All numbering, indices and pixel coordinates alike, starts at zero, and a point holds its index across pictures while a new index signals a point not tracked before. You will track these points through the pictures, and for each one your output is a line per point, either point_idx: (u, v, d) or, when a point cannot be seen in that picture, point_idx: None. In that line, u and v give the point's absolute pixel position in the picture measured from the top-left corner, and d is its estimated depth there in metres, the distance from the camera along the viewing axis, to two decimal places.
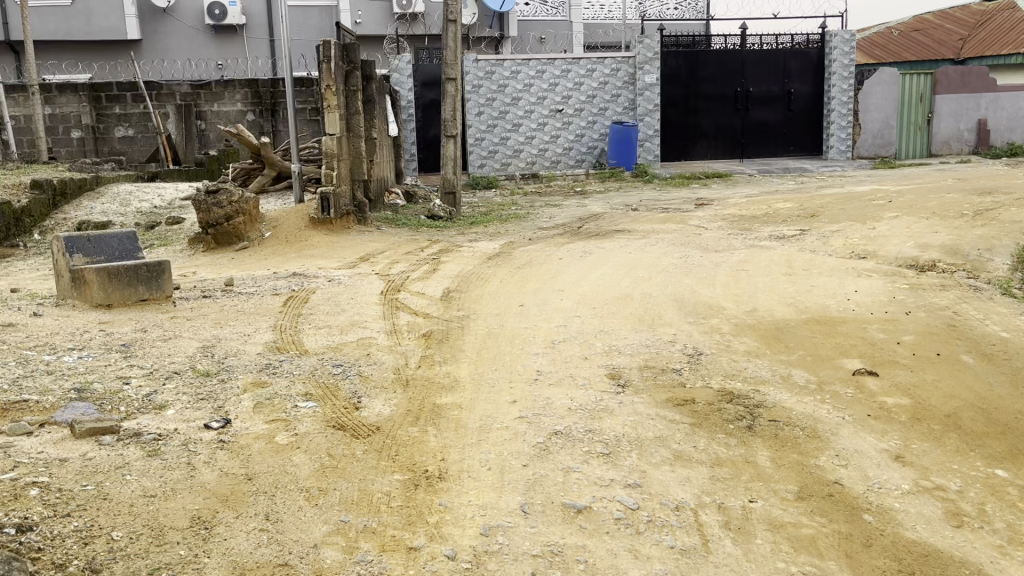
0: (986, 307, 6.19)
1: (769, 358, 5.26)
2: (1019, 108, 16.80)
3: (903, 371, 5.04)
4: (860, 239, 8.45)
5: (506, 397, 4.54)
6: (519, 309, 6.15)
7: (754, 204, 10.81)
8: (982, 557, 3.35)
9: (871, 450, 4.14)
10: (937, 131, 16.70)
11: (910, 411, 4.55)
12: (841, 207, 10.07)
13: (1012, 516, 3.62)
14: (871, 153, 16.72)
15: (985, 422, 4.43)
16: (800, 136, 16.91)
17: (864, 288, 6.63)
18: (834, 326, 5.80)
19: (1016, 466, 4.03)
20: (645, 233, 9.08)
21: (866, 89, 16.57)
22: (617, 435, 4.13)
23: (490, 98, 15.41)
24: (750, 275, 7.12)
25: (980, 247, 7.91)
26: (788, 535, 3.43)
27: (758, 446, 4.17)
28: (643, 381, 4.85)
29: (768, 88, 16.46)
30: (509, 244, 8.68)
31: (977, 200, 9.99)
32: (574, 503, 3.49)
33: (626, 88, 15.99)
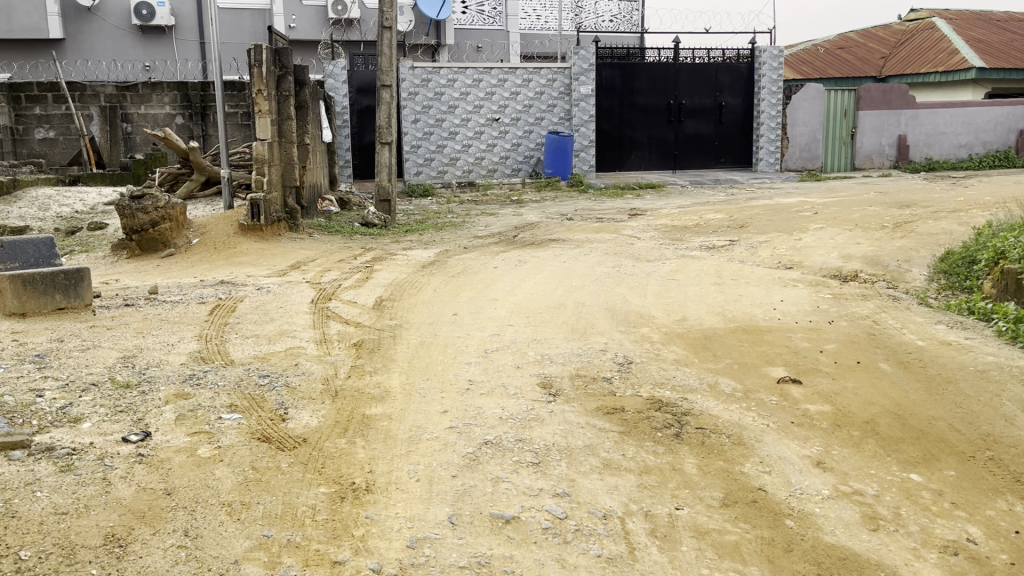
0: (904, 317, 6.42)
1: (697, 366, 5.35)
2: (935, 125, 17.55)
3: (825, 379, 5.18)
4: (786, 250, 8.69)
5: (436, 407, 4.51)
6: (452, 318, 6.13)
7: (685, 215, 11.03)
8: (897, 559, 3.45)
9: (794, 457, 4.25)
10: (860, 146, 17.29)
11: (831, 418, 4.68)
12: (769, 218, 10.35)
13: (926, 519, 3.74)
14: (798, 166, 17.21)
15: (901, 428, 4.58)
16: (731, 148, 17.28)
17: (789, 298, 6.81)
18: (761, 335, 5.94)
19: (930, 470, 4.17)
20: (579, 243, 9.17)
21: (794, 105, 17.00)
22: (548, 444, 4.15)
23: (426, 105, 15.37)
24: (681, 284, 7.25)
25: (899, 258, 8.21)
26: (713, 542, 3.49)
27: (684, 453, 4.23)
28: (574, 390, 4.88)
29: (700, 101, 16.80)
30: (444, 252, 8.66)
31: (897, 213, 10.37)
32: (502, 514, 3.49)
33: (562, 98, 16.10)
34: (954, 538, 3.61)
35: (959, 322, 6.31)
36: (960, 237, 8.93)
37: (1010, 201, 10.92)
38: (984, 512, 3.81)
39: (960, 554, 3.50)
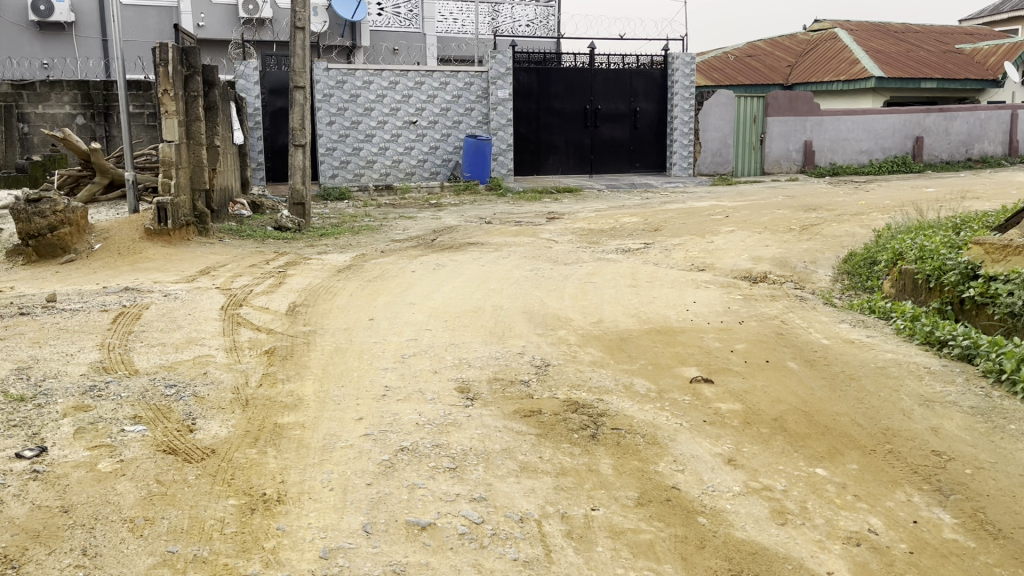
0: (810, 316, 6.65)
1: (613, 368, 5.42)
2: (839, 131, 18.26)
3: (735, 378, 5.32)
4: (698, 252, 8.89)
5: (351, 414, 4.44)
6: (368, 323, 6.05)
7: (602, 218, 11.17)
8: (805, 552, 3.56)
9: (706, 455, 4.34)
10: (769, 151, 17.85)
11: (741, 416, 4.81)
12: (682, 222, 10.57)
13: (830, 512, 3.87)
14: (711, 171, 17.65)
15: (807, 424, 4.73)
16: (646, 153, 17.59)
17: (701, 299, 6.97)
18: (674, 336, 6.06)
19: (835, 464, 4.32)
20: (496, 246, 9.18)
21: (706, 111, 17.41)
22: (464, 448, 4.13)
23: (342, 107, 15.17)
24: (597, 287, 7.34)
25: (806, 260, 8.51)
26: (628, 541, 3.53)
27: (601, 454, 4.27)
28: (492, 393, 4.87)
29: (615, 106, 17.06)
30: (360, 256, 8.55)
31: (803, 216, 10.74)
32: (418, 521, 3.46)
33: (480, 102, 16.12)
34: (857, 529, 3.74)
35: (861, 321, 6.57)
36: (862, 239, 9.31)
37: (908, 205, 11.43)
38: (884, 504, 3.96)
39: (862, 544, 3.63)
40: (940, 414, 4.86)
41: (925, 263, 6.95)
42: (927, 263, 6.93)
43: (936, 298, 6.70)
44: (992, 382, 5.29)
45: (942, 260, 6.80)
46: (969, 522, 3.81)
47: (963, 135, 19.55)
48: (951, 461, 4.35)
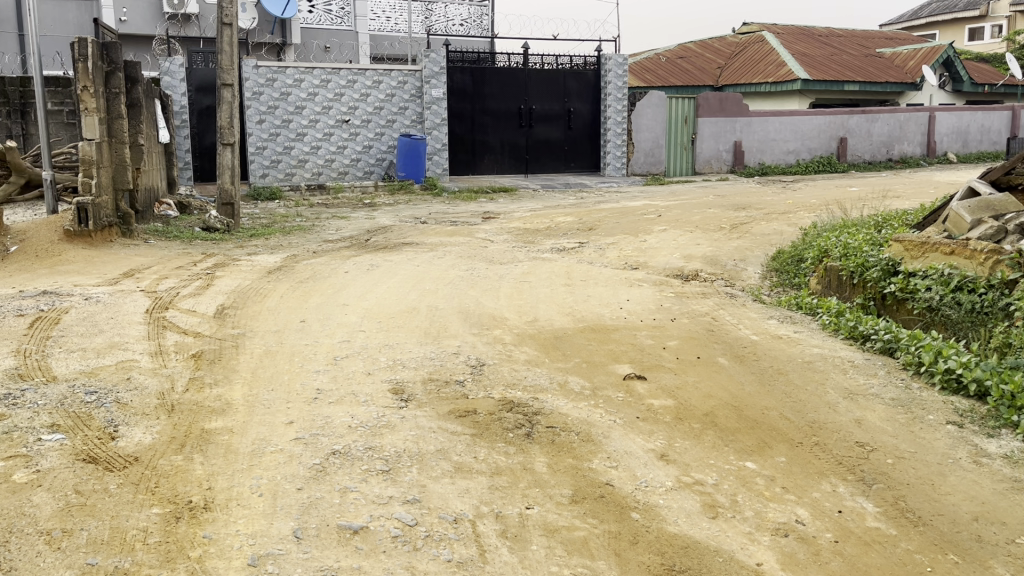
0: (739, 313, 6.78)
1: (548, 366, 5.43)
2: (767, 132, 18.70)
3: (668, 374, 5.39)
4: (632, 251, 8.99)
5: (282, 418, 4.36)
6: (299, 325, 5.96)
7: (537, 218, 11.20)
8: (735, 544, 3.62)
9: (639, 451, 4.39)
10: (700, 151, 18.18)
11: (673, 412, 4.87)
12: (616, 221, 10.68)
13: (759, 504, 3.96)
14: (644, 171, 17.89)
15: (737, 419, 4.82)
16: (580, 153, 17.71)
17: (635, 297, 7.05)
18: (608, 333, 6.11)
19: (764, 458, 4.41)
20: (432, 246, 9.14)
21: (638, 111, 17.65)
22: (398, 450, 4.09)
23: (272, 105, 14.90)
24: (532, 286, 7.36)
25: (736, 258, 8.68)
26: (562, 539, 3.54)
27: (536, 452, 4.28)
28: (426, 394, 4.84)
29: (549, 106, 17.14)
30: (291, 257, 8.40)
31: (733, 215, 10.96)
32: (350, 524, 3.41)
33: (414, 101, 16.02)
34: (784, 520, 3.83)
35: (788, 317, 6.72)
36: (789, 237, 9.55)
37: (833, 203, 11.77)
38: (811, 495, 4.06)
39: (790, 535, 3.71)
40: (863, 406, 5.01)
41: (848, 260, 7.16)
42: (851, 260, 7.15)
43: (859, 294, 6.89)
44: (912, 374, 5.47)
45: (864, 257, 7.01)
46: (890, 511, 3.94)
47: (884, 136, 20.22)
48: (874, 451, 4.49)
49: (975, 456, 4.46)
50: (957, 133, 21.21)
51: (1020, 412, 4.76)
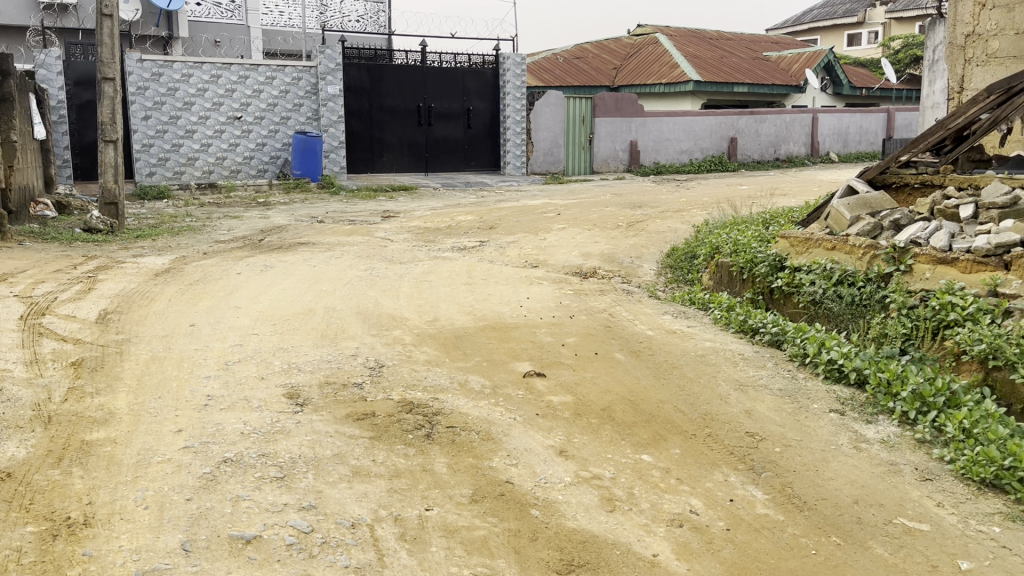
0: (635, 309, 6.94)
1: (448, 366, 5.41)
2: (661, 132, 19.19)
3: (567, 371, 5.46)
4: (532, 249, 9.06)
5: (169, 427, 4.19)
6: (188, 329, 5.75)
7: (437, 217, 11.15)
8: (632, 536, 3.69)
9: (538, 448, 4.42)
10: (597, 150, 18.49)
11: (572, 408, 4.93)
12: (516, 220, 10.73)
13: (655, 496, 4.05)
14: (543, 170, 18.06)
15: (633, 413, 4.92)
16: (479, 151, 17.73)
17: (534, 295, 7.09)
18: (508, 332, 6.13)
19: (659, 450, 4.52)
20: (329, 246, 8.97)
21: (537, 110, 17.82)
22: (293, 456, 4.00)
23: (158, 101, 14.33)
24: (432, 285, 7.32)
25: (632, 256, 8.87)
26: (462, 539, 3.53)
27: (435, 453, 4.26)
28: (323, 398, 4.74)
29: (448, 104, 17.10)
30: (180, 259, 8.08)
31: (630, 213, 11.18)
32: (242, 534, 3.31)
33: (309, 97, 15.68)
34: (679, 511, 3.93)
35: (682, 312, 6.91)
36: (683, 234, 9.81)
37: (724, 201, 12.18)
38: (704, 485, 4.19)
39: (684, 525, 3.81)
40: (752, 397, 5.20)
41: (738, 256, 7.42)
42: (740, 256, 7.40)
43: (749, 288, 7.16)
44: (798, 365, 5.71)
45: (753, 253, 7.28)
46: (778, 497, 4.09)
47: (772, 136, 21.05)
48: (763, 441, 4.65)
49: (856, 442, 4.68)
50: (838, 133, 22.28)
51: (895, 398, 5.05)
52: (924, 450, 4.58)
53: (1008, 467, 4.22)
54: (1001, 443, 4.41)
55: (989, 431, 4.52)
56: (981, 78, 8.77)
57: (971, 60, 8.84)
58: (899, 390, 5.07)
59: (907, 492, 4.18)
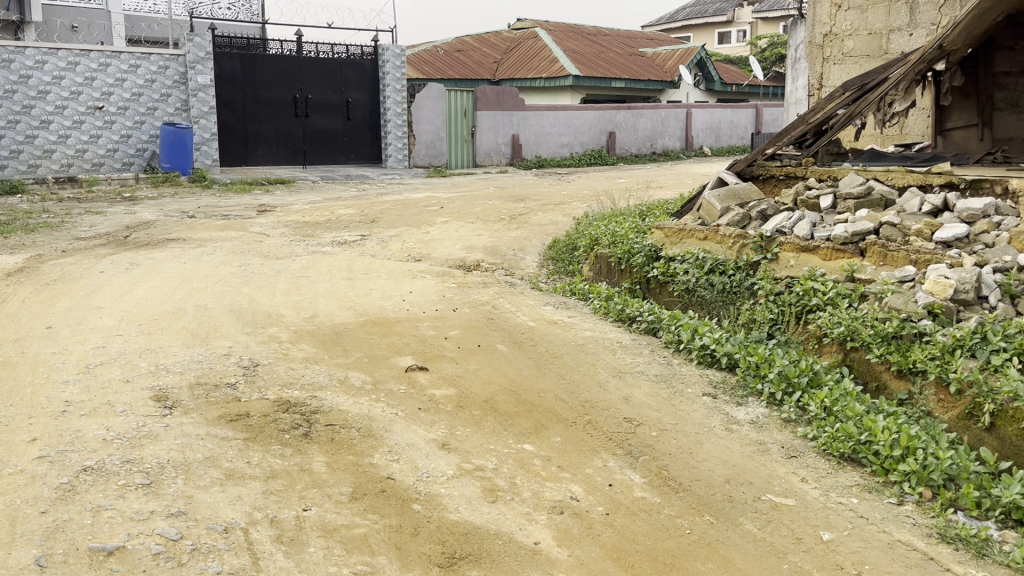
0: (518, 301, 6.97)
1: (326, 363, 5.29)
2: (542, 126, 19.42)
3: (449, 364, 5.44)
4: (414, 243, 8.99)
5: (23, 436, 3.93)
6: (45, 331, 5.41)
7: (316, 210, 10.89)
8: (513, 526, 3.71)
9: (420, 442, 4.38)
10: (479, 143, 18.58)
11: (454, 401, 4.92)
12: (398, 213, 10.62)
13: (536, 484, 4.09)
14: (425, 163, 17.93)
15: (515, 403, 4.95)
16: (359, 144, 17.43)
17: (417, 289, 7.04)
18: (389, 326, 6.05)
19: (540, 439, 4.56)
20: (201, 241, 8.63)
21: (418, 103, 17.67)
22: (161, 461, 3.83)
23: (9, 89, 13.43)
24: (311, 281, 7.15)
25: (515, 248, 8.94)
26: (341, 538, 3.46)
27: (313, 452, 4.15)
28: (194, 400, 4.55)
29: (326, 96, 16.74)
30: (36, 258, 7.59)
31: (512, 206, 11.25)
32: (103, 546, 3.15)
33: (177, 87, 15.05)
34: (560, 498, 3.98)
35: (563, 302, 7.01)
36: (564, 227, 9.95)
37: (603, 194, 12.42)
38: (584, 471, 4.26)
39: (565, 512, 3.86)
40: (630, 383, 5.33)
41: (616, 248, 7.59)
42: (618, 247, 7.58)
43: (627, 279, 7.34)
44: (673, 352, 5.90)
45: (629, 244, 7.46)
46: (655, 480, 4.21)
47: (648, 130, 21.63)
48: (640, 426, 4.77)
49: (727, 424, 4.87)
50: (710, 128, 23.13)
51: (763, 380, 5.29)
52: (790, 429, 4.82)
53: (865, 442, 4.49)
54: (858, 419, 4.68)
55: (848, 408, 4.78)
56: (837, 75, 9.27)
57: (829, 58, 9.33)
58: (767, 372, 5.30)
59: (774, 470, 4.37)
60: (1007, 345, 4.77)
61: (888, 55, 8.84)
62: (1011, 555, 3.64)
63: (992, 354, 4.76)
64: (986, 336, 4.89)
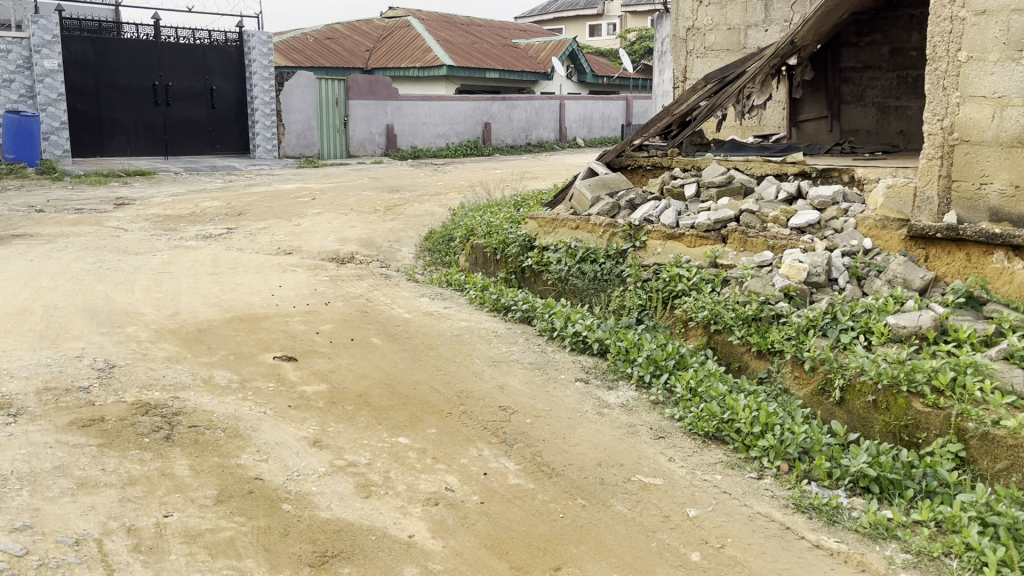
0: (393, 293, 6.89)
1: (189, 362, 5.07)
2: (417, 116, 19.27)
3: (321, 359, 5.31)
4: (284, 236, 8.74)
5: None
6: None
7: (178, 203, 10.40)
8: (387, 520, 3.67)
9: (291, 440, 4.26)
10: (353, 134, 18.23)
11: (326, 397, 4.81)
12: (267, 205, 10.30)
13: (411, 477, 4.05)
14: (296, 153, 17.50)
15: (389, 396, 4.89)
16: (226, 134, 16.83)
17: (288, 283, 6.85)
18: (258, 322, 5.86)
19: (415, 431, 4.53)
20: (51, 237, 8.10)
21: (287, 91, 17.19)
22: (4, 474, 3.60)
23: None
24: (173, 277, 6.83)
25: (390, 240, 8.83)
26: (205, 543, 3.33)
27: (175, 455, 3.97)
28: (41, 406, 4.28)
29: (188, 83, 16.05)
30: None
31: (387, 197, 11.11)
32: None
33: (21, 72, 14.06)
34: (435, 490, 3.96)
35: (439, 294, 6.97)
36: (440, 217, 9.91)
37: (478, 185, 12.45)
38: (459, 461, 4.25)
39: (440, 503, 3.85)
40: (504, 371, 5.37)
41: (491, 238, 7.62)
42: (493, 237, 7.62)
43: (502, 269, 7.38)
44: (547, 339, 5.98)
45: (504, 235, 7.51)
46: (529, 467, 4.25)
47: (523, 121, 21.83)
48: (515, 413, 4.81)
49: (599, 408, 4.99)
50: (584, 119, 23.59)
51: (632, 364, 5.44)
52: (658, 410, 4.98)
53: (727, 420, 4.68)
54: (721, 399, 4.88)
55: (711, 388, 4.99)
56: (700, 68, 9.61)
57: (692, 52, 9.64)
58: (636, 356, 5.46)
59: (644, 450, 4.51)
60: (855, 324, 5.08)
61: (747, 50, 9.25)
62: (859, 520, 3.89)
63: (841, 332, 5.06)
64: (836, 316, 5.19)
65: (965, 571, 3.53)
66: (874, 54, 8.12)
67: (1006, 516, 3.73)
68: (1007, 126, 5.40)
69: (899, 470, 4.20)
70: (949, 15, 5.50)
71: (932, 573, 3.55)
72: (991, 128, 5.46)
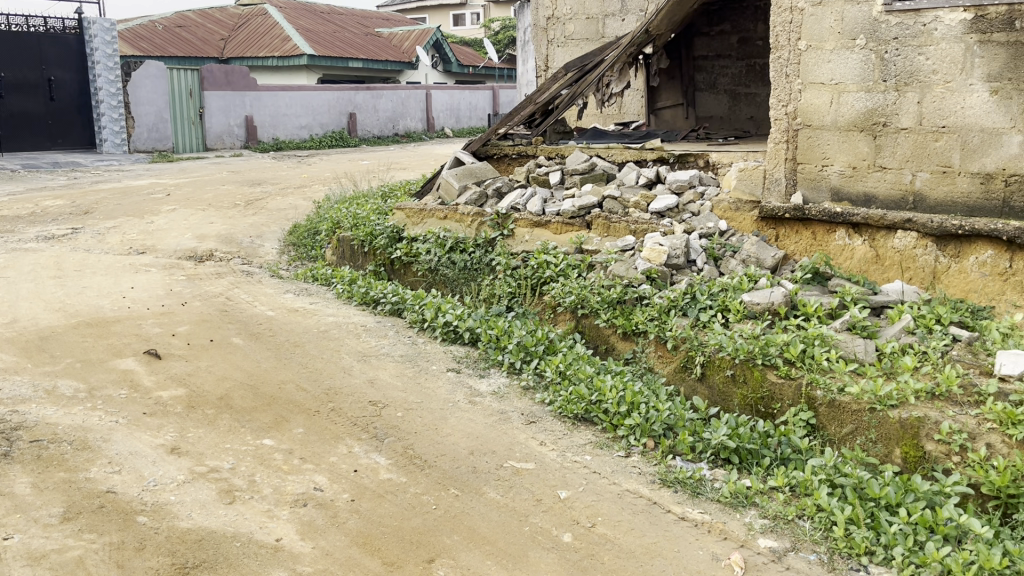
0: (255, 290, 6.65)
1: (29, 373, 4.73)
2: (278, 107, 18.67)
3: (178, 362, 5.06)
4: (135, 235, 8.26)
5: None
6: None
7: (15, 203, 9.65)
8: (252, 525, 3.53)
9: (146, 449, 4.04)
10: (209, 126, 17.46)
11: (184, 401, 4.59)
12: (116, 203, 9.72)
13: (277, 479, 3.92)
14: (149, 147, 16.59)
15: (253, 397, 4.71)
16: (67, 128, 15.82)
17: (140, 284, 6.49)
18: (106, 327, 5.51)
19: (282, 432, 4.38)
20: None
21: (136, 81, 16.17)
22: None
23: None
24: (11, 282, 6.34)
25: (251, 235, 8.51)
26: (51, 564, 3.12)
27: (15, 474, 3.70)
28: None
29: (21, 74, 14.96)
30: None
31: (247, 191, 10.69)
32: None
33: None
34: (302, 491, 3.84)
35: (304, 289, 6.78)
36: (304, 211, 9.63)
37: (343, 177, 12.18)
38: (328, 460, 4.15)
39: (308, 504, 3.74)
40: (375, 366, 5.28)
41: (358, 230, 7.45)
42: (360, 229, 7.45)
43: (371, 261, 7.25)
44: (417, 331, 5.91)
45: (371, 227, 7.35)
46: (400, 461, 4.19)
47: (389, 112, 21.51)
48: (385, 407, 4.74)
49: (470, 397, 4.98)
50: (450, 109, 23.51)
51: (503, 351, 5.47)
52: (529, 395, 5.03)
53: (595, 401, 4.78)
54: (589, 380, 4.97)
55: (580, 370, 5.07)
56: (561, 57, 9.73)
57: (553, 41, 9.75)
58: (506, 343, 5.49)
59: (515, 437, 4.53)
60: (712, 303, 5.27)
61: (605, 39, 9.45)
62: (721, 491, 4.06)
63: (700, 310, 5.25)
64: (695, 296, 5.37)
65: (816, 531, 3.73)
66: (723, 43, 8.46)
67: (852, 477, 3.98)
68: (843, 111, 5.71)
69: (755, 440, 4.40)
70: (789, 7, 5.80)
71: (787, 535, 3.73)
72: (830, 113, 5.78)
